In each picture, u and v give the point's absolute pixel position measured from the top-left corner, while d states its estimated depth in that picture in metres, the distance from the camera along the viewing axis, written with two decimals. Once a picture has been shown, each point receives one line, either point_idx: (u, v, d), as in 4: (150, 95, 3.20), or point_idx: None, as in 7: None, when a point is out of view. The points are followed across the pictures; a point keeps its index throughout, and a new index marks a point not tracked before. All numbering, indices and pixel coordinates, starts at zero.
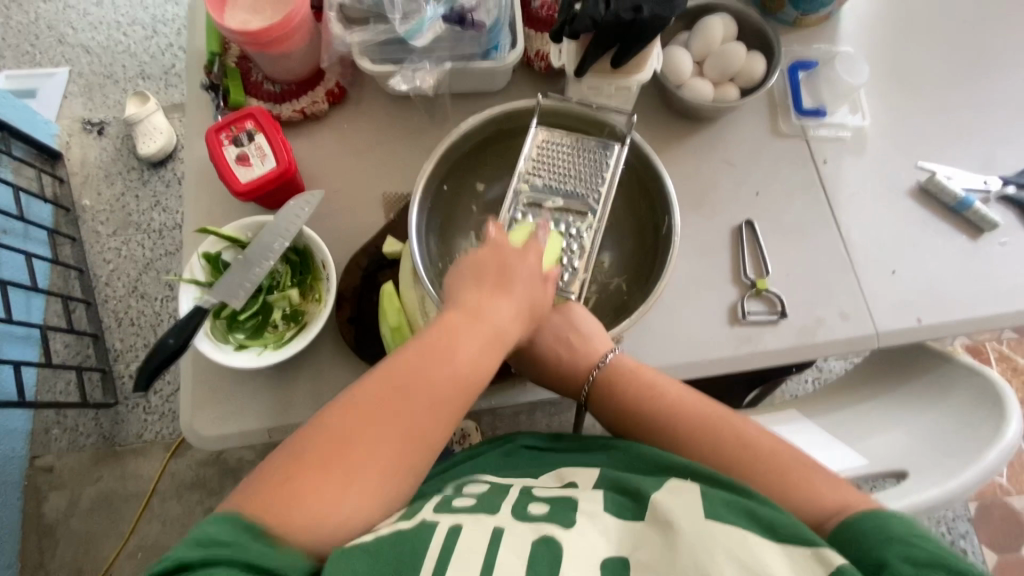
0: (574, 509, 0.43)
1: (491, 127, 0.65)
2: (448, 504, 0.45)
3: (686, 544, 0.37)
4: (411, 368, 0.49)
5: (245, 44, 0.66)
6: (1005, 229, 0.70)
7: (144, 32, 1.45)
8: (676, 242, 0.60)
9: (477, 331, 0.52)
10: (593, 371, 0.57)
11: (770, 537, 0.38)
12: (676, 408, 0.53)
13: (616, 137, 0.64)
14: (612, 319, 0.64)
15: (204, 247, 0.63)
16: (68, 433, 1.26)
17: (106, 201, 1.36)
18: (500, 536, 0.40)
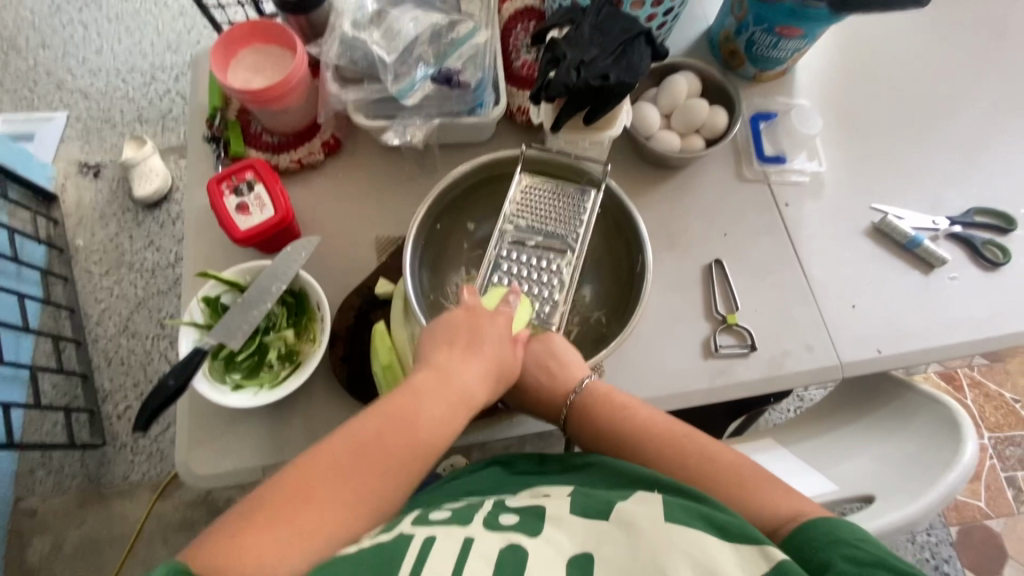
0: (542, 518, 0.45)
1: (479, 174, 0.70)
2: (425, 517, 0.47)
3: (645, 545, 0.40)
4: (401, 403, 0.53)
5: (247, 102, 0.71)
6: (954, 265, 0.75)
7: (143, 79, 1.51)
8: (648, 276, 0.64)
9: (462, 369, 0.57)
10: (571, 395, 0.61)
11: (722, 538, 0.41)
12: (647, 428, 0.56)
13: (594, 183, 0.69)
14: (592, 349, 0.68)
15: (204, 291, 0.66)
16: (52, 475, 1.24)
17: (100, 241, 1.39)
18: (470, 542, 0.41)
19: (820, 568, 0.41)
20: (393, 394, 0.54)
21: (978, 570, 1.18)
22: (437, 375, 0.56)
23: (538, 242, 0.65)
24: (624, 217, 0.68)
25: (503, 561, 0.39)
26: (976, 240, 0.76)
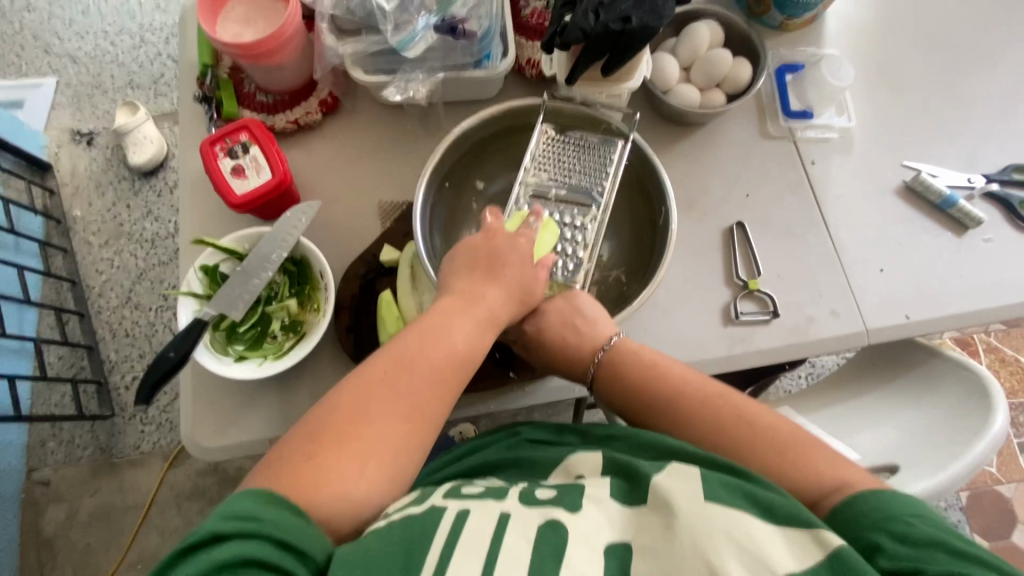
0: (582, 495, 0.44)
1: (492, 125, 0.66)
2: (457, 491, 0.46)
3: (685, 524, 0.38)
4: (405, 350, 0.50)
5: (238, 57, 0.67)
6: (990, 226, 0.71)
7: (132, 41, 1.44)
8: (672, 227, 0.61)
9: (466, 317, 0.54)
10: (598, 351, 0.58)
11: (771, 520, 0.39)
12: (678, 390, 0.54)
13: (616, 134, 0.64)
14: (613, 309, 0.65)
15: (201, 260, 0.63)
16: (64, 446, 1.25)
17: (97, 212, 1.35)
18: (506, 522, 0.41)
19: (869, 547, 0.41)
20: (398, 349, 0.51)
21: (987, 533, 1.18)
22: (437, 326, 0.52)
23: (560, 194, 0.62)
24: (648, 175, 0.64)
25: (544, 539, 0.39)
26: (1012, 199, 0.71)
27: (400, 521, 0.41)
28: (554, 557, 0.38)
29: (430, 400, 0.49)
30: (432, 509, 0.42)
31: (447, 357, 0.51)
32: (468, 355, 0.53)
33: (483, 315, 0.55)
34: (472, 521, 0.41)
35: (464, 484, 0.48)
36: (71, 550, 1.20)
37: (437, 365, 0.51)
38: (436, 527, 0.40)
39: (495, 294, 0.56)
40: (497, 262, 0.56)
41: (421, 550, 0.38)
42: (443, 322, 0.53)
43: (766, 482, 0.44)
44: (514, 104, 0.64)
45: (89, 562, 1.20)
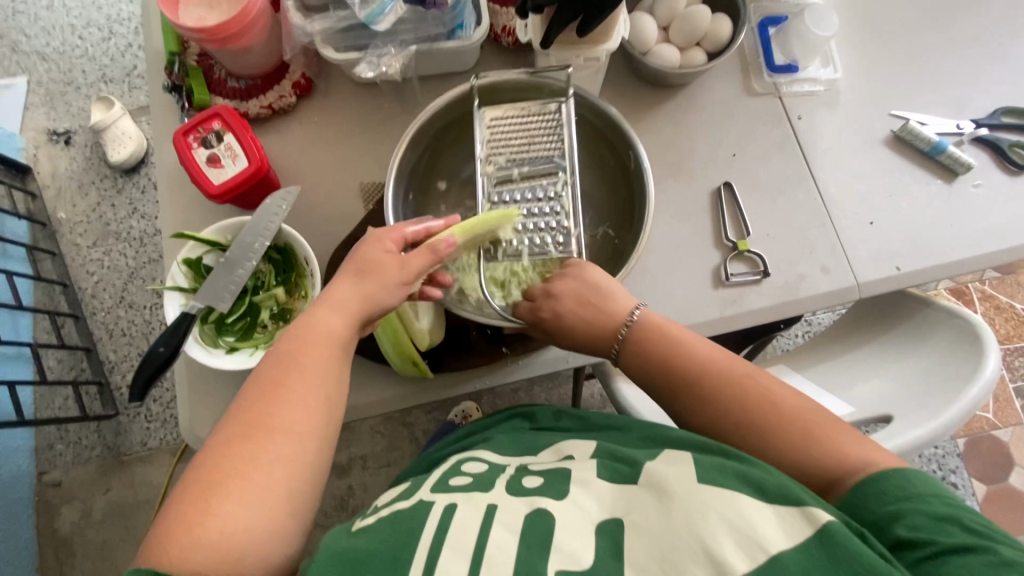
0: (568, 480, 0.46)
1: (444, 117, 0.65)
2: (446, 482, 0.49)
3: (680, 506, 0.39)
4: (274, 380, 0.49)
5: (204, 42, 0.65)
6: (980, 172, 0.70)
7: (100, 34, 1.40)
8: (647, 170, 0.60)
9: (319, 347, 0.51)
10: (623, 327, 0.57)
11: (761, 497, 0.40)
12: (706, 367, 0.53)
13: (558, 92, 0.63)
14: (612, 265, 0.65)
15: (183, 253, 0.62)
16: (72, 447, 1.26)
17: (82, 212, 1.34)
18: (494, 513, 0.42)
19: (888, 518, 0.42)
20: (271, 376, 0.49)
21: (984, 477, 1.20)
22: (296, 355, 0.50)
23: (524, 171, 0.59)
24: (615, 131, 0.63)
25: (530, 531, 0.40)
26: (1003, 143, 0.70)
27: (386, 519, 0.44)
28: (541, 545, 0.39)
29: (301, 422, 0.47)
30: (420, 504, 0.45)
31: (297, 382, 0.49)
32: (324, 369, 0.50)
33: (326, 340, 0.51)
34: (459, 515, 0.42)
35: (454, 472, 0.50)
36: (88, 547, 1.22)
37: (307, 390, 0.49)
38: (423, 525, 0.42)
39: (325, 321, 0.52)
40: (370, 284, 0.53)
41: (408, 547, 0.39)
42: (303, 350, 0.50)
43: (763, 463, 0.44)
44: (444, 100, 0.62)
45: (107, 557, 1.22)
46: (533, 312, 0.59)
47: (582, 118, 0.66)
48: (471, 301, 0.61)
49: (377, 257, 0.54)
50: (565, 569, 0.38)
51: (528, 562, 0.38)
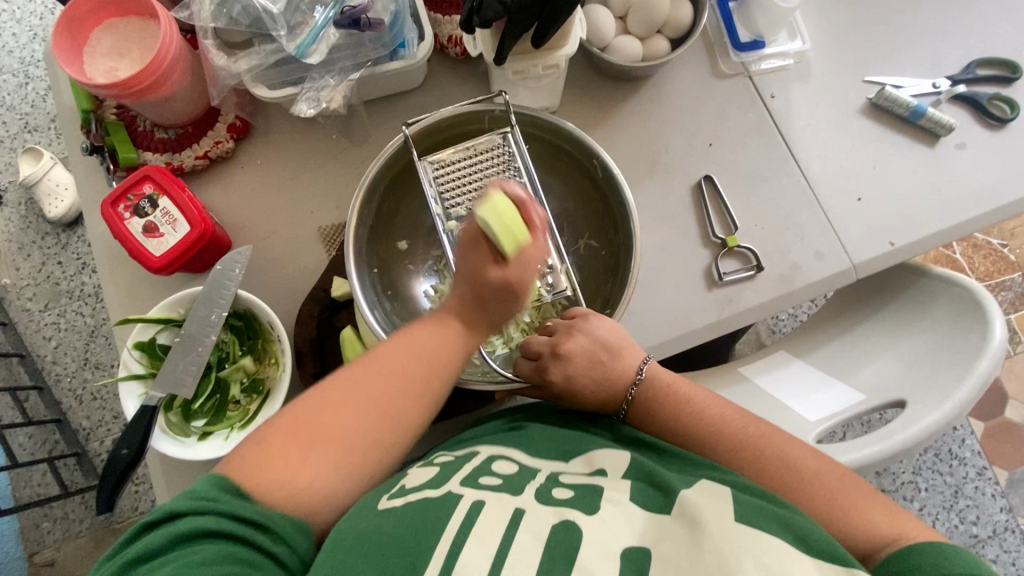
0: (600, 496, 0.41)
1: (393, 168, 0.59)
2: (475, 479, 0.44)
3: (713, 546, 0.35)
4: (400, 359, 0.49)
5: (119, 98, 0.58)
6: (961, 131, 0.68)
7: (16, 80, 1.28)
8: (621, 181, 0.56)
9: (439, 349, 0.51)
10: (631, 388, 0.55)
11: (805, 551, 0.36)
12: (719, 429, 0.51)
13: (500, 121, 0.60)
14: (606, 279, 0.62)
15: (133, 338, 0.56)
16: (59, 523, 1.18)
17: (27, 276, 1.24)
18: (521, 517, 0.39)
19: None
20: (396, 351, 0.50)
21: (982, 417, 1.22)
22: (412, 337, 0.51)
23: None
24: (579, 147, 0.59)
25: (556, 538, 0.37)
26: (981, 98, 0.68)
27: (417, 504, 0.41)
28: (566, 558, 0.36)
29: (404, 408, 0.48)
30: (449, 496, 0.41)
31: (423, 372, 0.50)
32: (442, 370, 0.50)
33: (449, 342, 0.51)
34: (488, 512, 0.39)
35: (484, 470, 0.45)
36: None
37: (417, 378, 0.49)
38: (450, 514, 0.39)
39: (454, 328, 0.52)
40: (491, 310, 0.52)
41: (423, 551, 0.37)
42: (424, 340, 0.51)
43: (799, 512, 0.41)
44: (385, 158, 0.56)
45: None
46: (540, 373, 0.56)
47: (542, 141, 0.62)
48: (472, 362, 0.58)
49: (484, 275, 0.49)
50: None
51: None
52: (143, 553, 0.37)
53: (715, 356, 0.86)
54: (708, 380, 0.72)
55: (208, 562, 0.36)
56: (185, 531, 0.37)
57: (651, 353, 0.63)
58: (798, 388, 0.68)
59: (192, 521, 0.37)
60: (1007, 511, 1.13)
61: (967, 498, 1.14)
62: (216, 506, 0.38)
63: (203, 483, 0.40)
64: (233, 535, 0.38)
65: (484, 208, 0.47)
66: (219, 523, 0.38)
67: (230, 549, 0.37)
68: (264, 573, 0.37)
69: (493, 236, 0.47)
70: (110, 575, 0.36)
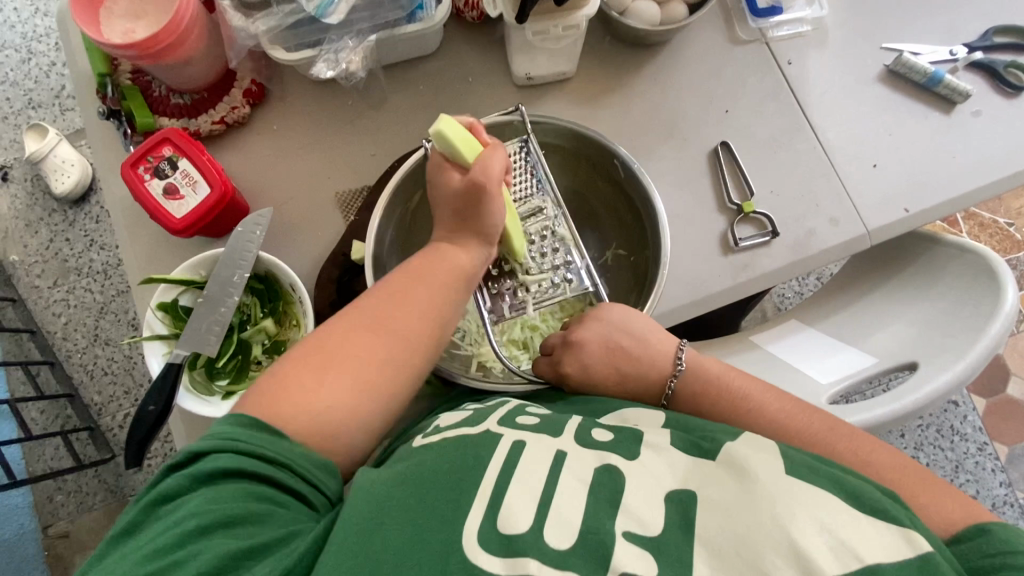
0: (640, 442, 0.42)
1: (421, 184, 0.61)
2: (512, 420, 0.45)
3: (766, 495, 0.36)
4: (388, 301, 0.49)
5: (137, 59, 0.58)
6: (978, 98, 0.68)
7: (19, 56, 1.27)
8: (643, 177, 0.57)
9: (442, 275, 0.51)
10: (670, 381, 0.55)
11: (858, 506, 0.36)
12: (760, 412, 0.51)
13: (521, 132, 0.61)
14: (634, 285, 0.62)
15: (156, 299, 0.57)
16: (74, 496, 1.17)
17: (35, 252, 1.24)
18: (562, 462, 0.40)
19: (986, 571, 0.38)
20: (379, 292, 0.50)
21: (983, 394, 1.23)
22: (411, 270, 0.51)
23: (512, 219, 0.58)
24: (596, 149, 0.60)
25: (600, 485, 0.38)
26: (997, 65, 0.67)
27: (453, 442, 0.42)
28: (611, 503, 0.37)
29: (408, 330, 0.49)
30: (487, 436, 0.42)
31: (421, 313, 0.49)
32: (438, 299, 0.50)
33: (450, 271, 0.51)
34: (529, 453, 0.40)
35: (520, 412, 0.47)
36: None
37: (420, 316, 0.49)
38: (491, 456, 0.40)
39: (453, 249, 0.52)
40: (481, 225, 0.52)
41: (469, 489, 0.38)
42: (428, 271, 0.51)
43: (854, 476, 0.41)
44: (408, 168, 0.58)
45: None
46: (559, 371, 0.56)
47: (565, 150, 0.63)
48: (496, 374, 0.59)
49: (448, 184, 0.52)
50: (634, 530, 0.35)
51: (596, 521, 0.36)
52: (171, 490, 0.38)
53: (724, 327, 0.87)
54: (719, 346, 0.73)
55: (235, 500, 0.37)
56: (211, 473, 0.38)
57: (669, 315, 0.63)
58: (810, 355, 0.69)
59: (214, 462, 0.38)
60: (1006, 485, 1.15)
61: (967, 473, 1.15)
62: (238, 446, 0.39)
63: (227, 424, 0.40)
64: (255, 475, 0.39)
65: (440, 120, 0.49)
66: (243, 463, 0.38)
67: (257, 487, 0.38)
68: (291, 513, 0.38)
69: (449, 146, 0.50)
70: (141, 512, 0.37)
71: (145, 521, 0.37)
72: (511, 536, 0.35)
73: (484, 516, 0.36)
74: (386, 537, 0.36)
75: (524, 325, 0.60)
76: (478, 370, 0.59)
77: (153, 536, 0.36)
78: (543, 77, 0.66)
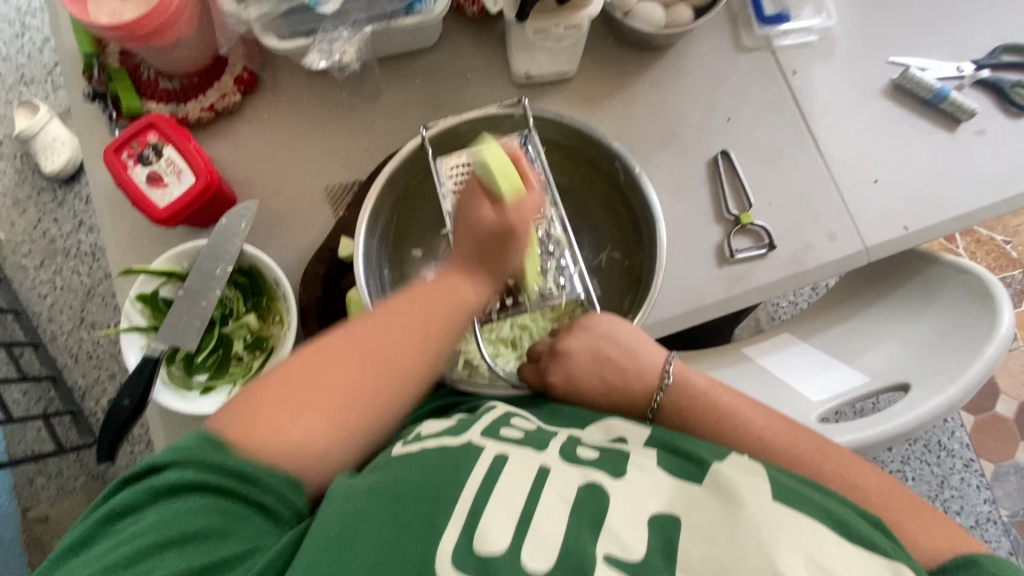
0: (625, 459, 0.41)
1: (412, 174, 0.59)
2: (495, 429, 0.44)
3: (752, 521, 0.35)
4: (363, 335, 0.47)
5: (123, 41, 0.56)
6: (982, 117, 0.67)
7: (12, 29, 1.24)
8: (642, 180, 0.56)
9: (445, 308, 0.49)
10: (656, 394, 0.53)
11: (844, 535, 0.36)
12: (749, 431, 0.50)
13: (520, 126, 0.59)
14: (631, 288, 0.60)
15: (137, 290, 0.55)
16: (54, 479, 1.16)
17: (22, 231, 1.21)
18: (545, 479, 0.38)
19: None
20: (366, 322, 0.47)
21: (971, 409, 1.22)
22: (414, 297, 0.49)
23: None
24: (595, 149, 0.59)
25: (584, 504, 0.37)
26: (1004, 84, 0.66)
27: (435, 452, 0.41)
28: (593, 524, 0.36)
29: (403, 357, 0.47)
30: (468, 447, 0.41)
31: (400, 350, 0.47)
32: (430, 340, 0.48)
33: (454, 307, 0.50)
34: (511, 467, 0.39)
35: (504, 421, 0.45)
36: None
37: (420, 349, 0.48)
38: (470, 472, 0.39)
39: (462, 283, 0.50)
40: (503, 267, 0.51)
41: (446, 506, 0.37)
42: (435, 306, 0.49)
43: (840, 502, 0.40)
44: (401, 158, 0.56)
45: None
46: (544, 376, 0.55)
47: (566, 149, 0.61)
48: (483, 372, 0.57)
49: (479, 219, 0.49)
50: (616, 553, 0.34)
51: (580, 540, 0.35)
52: (123, 504, 0.37)
53: (717, 337, 0.86)
54: (711, 356, 0.72)
55: (191, 515, 0.37)
56: (163, 487, 0.37)
57: (660, 325, 0.62)
58: (798, 371, 0.68)
59: (174, 476, 0.38)
60: (990, 503, 1.15)
61: (952, 489, 1.15)
62: (195, 459, 0.38)
63: (187, 438, 0.39)
64: (213, 487, 0.38)
65: (488, 150, 0.48)
66: (202, 478, 0.38)
67: (215, 501, 0.38)
68: (254, 527, 0.38)
69: (487, 174, 0.48)
70: (94, 524, 0.37)
71: (100, 535, 0.37)
72: (488, 554, 0.34)
73: (461, 535, 0.35)
74: (356, 557, 0.34)
75: (513, 322, 0.59)
76: (463, 368, 0.57)
77: (106, 554, 0.36)
78: (543, 76, 0.64)
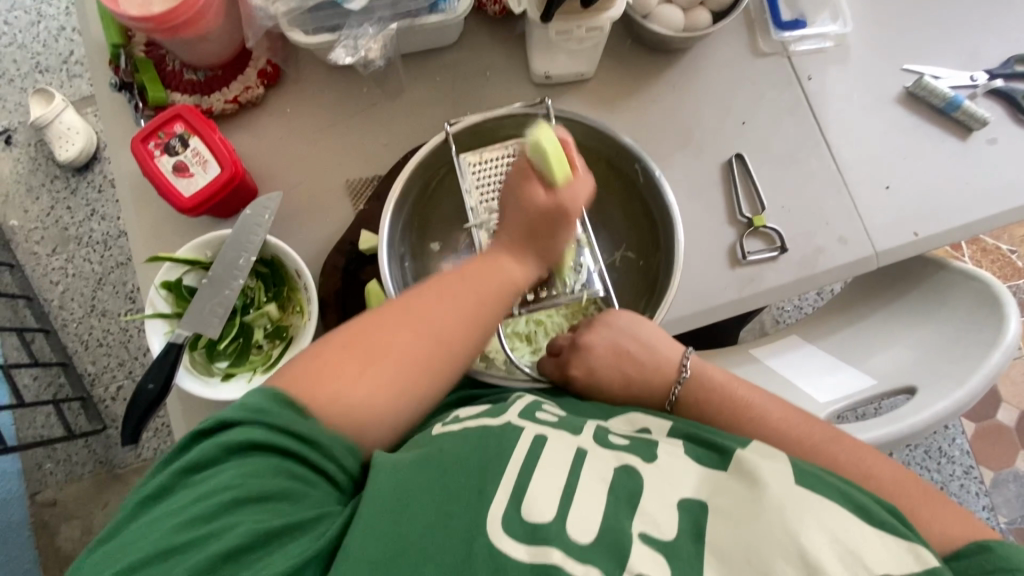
0: (654, 445, 0.43)
1: (435, 169, 0.60)
2: (531, 413, 0.45)
3: (776, 505, 0.36)
4: (416, 303, 0.49)
5: (152, 32, 0.57)
6: (995, 125, 0.67)
7: (28, 18, 1.25)
8: (662, 183, 0.57)
9: (494, 284, 0.51)
10: (674, 386, 0.55)
11: (864, 521, 0.37)
12: (761, 427, 0.51)
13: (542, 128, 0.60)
14: (647, 289, 0.61)
15: (161, 277, 0.56)
16: (63, 464, 1.17)
17: (35, 218, 1.23)
18: (582, 460, 0.40)
19: None
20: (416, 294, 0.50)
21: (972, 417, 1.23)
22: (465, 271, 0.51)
23: None
24: (616, 150, 0.60)
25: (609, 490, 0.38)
26: (1017, 93, 0.67)
27: (476, 430, 0.42)
28: (618, 508, 0.37)
29: (454, 329, 0.49)
30: (509, 427, 0.42)
31: (448, 318, 0.49)
32: (476, 313, 0.50)
33: (502, 281, 0.51)
34: (550, 447, 0.40)
35: (538, 406, 0.47)
36: None
37: (467, 317, 0.49)
38: (514, 447, 0.40)
39: (510, 256, 0.52)
40: (549, 248, 0.53)
41: (493, 479, 0.38)
42: (484, 278, 0.51)
43: (860, 490, 0.41)
44: (425, 154, 0.57)
45: None
46: (562, 369, 0.56)
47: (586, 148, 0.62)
48: (499, 364, 0.58)
49: (533, 200, 0.50)
50: (643, 535, 0.35)
51: (606, 523, 0.36)
52: (196, 460, 0.38)
53: (724, 339, 0.87)
54: (719, 357, 0.73)
55: (264, 477, 0.38)
56: (240, 443, 0.39)
57: (673, 324, 0.63)
58: (805, 372, 0.69)
59: (248, 433, 0.39)
60: (988, 510, 1.16)
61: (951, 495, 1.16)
62: (270, 420, 0.40)
63: (258, 395, 0.41)
64: (285, 449, 0.39)
65: (540, 131, 0.49)
66: (276, 439, 0.39)
67: (287, 463, 0.39)
68: (319, 493, 0.39)
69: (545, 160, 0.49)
70: (170, 477, 0.38)
71: (176, 487, 0.38)
72: (533, 522, 0.35)
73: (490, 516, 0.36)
74: (405, 525, 0.36)
75: (530, 318, 0.60)
76: (480, 360, 0.58)
77: (183, 506, 0.36)
78: (562, 77, 0.65)
